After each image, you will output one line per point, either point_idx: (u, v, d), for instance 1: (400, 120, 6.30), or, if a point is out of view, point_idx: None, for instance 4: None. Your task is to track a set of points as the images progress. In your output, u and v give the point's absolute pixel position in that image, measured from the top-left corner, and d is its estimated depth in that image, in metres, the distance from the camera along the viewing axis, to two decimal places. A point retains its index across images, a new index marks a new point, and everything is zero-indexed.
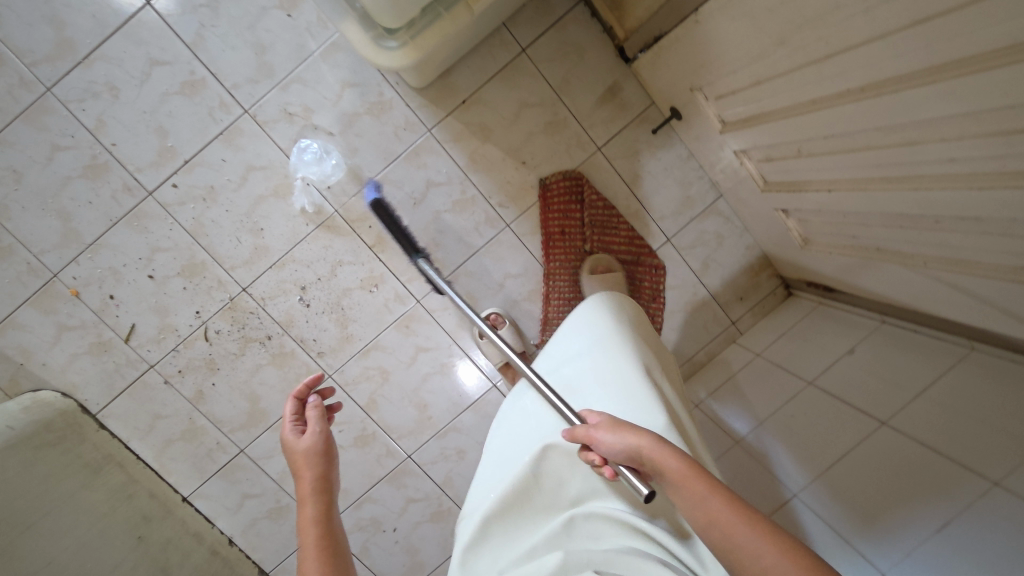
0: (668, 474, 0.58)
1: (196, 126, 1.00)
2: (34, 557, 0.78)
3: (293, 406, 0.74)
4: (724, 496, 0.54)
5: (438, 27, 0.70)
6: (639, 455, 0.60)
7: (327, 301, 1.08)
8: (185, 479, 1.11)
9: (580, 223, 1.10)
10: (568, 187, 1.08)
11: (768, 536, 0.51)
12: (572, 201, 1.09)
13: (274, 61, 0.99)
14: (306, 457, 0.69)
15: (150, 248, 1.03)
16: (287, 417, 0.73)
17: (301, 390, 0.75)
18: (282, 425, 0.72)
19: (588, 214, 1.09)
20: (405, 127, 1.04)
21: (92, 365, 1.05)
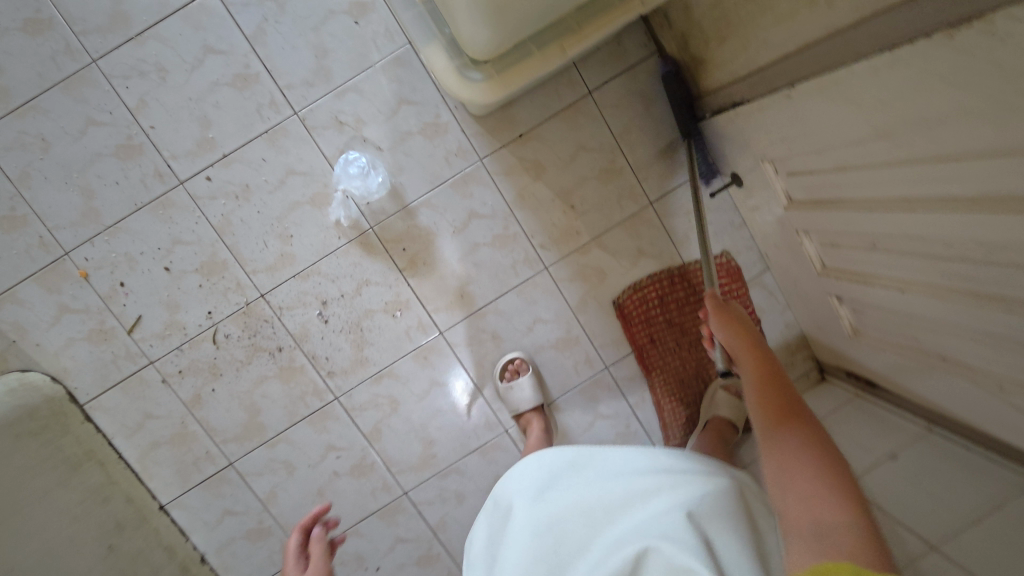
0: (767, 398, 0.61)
1: (241, 120, 0.96)
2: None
3: (297, 539, 0.79)
4: (805, 433, 0.56)
5: (527, 64, 0.67)
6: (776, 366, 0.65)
7: (346, 319, 1.03)
8: (166, 485, 1.04)
9: (665, 324, 1.08)
10: (641, 296, 1.07)
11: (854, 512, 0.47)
12: (650, 307, 1.07)
13: (332, 66, 0.96)
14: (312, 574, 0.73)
15: (171, 239, 0.97)
16: (291, 552, 0.78)
17: (303, 523, 0.79)
18: (286, 559, 0.77)
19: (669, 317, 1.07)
20: (457, 153, 1.00)
21: (89, 353, 0.99)
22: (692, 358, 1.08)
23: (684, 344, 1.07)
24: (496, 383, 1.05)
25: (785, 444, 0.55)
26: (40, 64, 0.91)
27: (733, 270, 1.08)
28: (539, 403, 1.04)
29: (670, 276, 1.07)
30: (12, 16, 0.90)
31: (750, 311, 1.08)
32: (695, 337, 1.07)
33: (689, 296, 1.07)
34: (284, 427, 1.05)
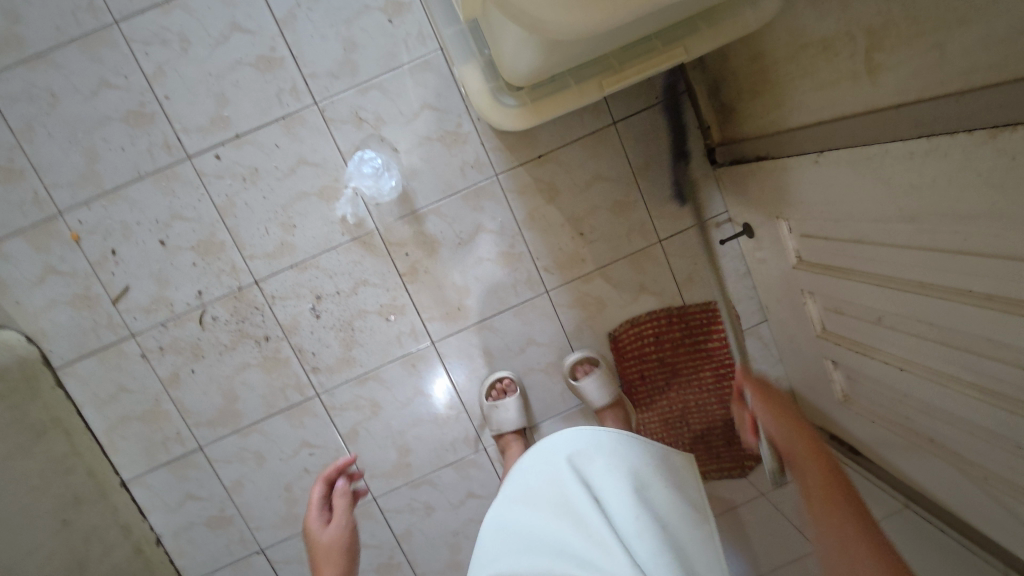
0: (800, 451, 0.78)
1: (259, 102, 0.93)
2: None
3: (321, 489, 0.86)
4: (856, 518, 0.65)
5: (562, 95, 0.67)
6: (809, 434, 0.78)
7: (338, 317, 1.01)
8: (130, 462, 1.01)
9: (658, 363, 1.06)
10: (638, 332, 1.05)
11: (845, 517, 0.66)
12: (645, 343, 1.06)
13: (360, 61, 0.94)
14: (328, 538, 0.78)
15: (171, 213, 0.95)
16: (314, 503, 0.84)
17: (326, 476, 0.86)
18: (311, 510, 0.82)
19: (663, 355, 1.05)
20: (473, 165, 0.99)
21: (70, 318, 0.96)
22: (680, 400, 1.06)
23: (673, 385, 1.06)
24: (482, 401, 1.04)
25: (844, 511, 0.67)
26: (59, 18, 0.89)
27: (731, 317, 1.07)
28: (521, 426, 1.03)
29: (669, 315, 1.05)
30: None
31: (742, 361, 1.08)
32: (686, 378, 1.05)
33: (685, 338, 1.05)
34: (261, 418, 1.03)
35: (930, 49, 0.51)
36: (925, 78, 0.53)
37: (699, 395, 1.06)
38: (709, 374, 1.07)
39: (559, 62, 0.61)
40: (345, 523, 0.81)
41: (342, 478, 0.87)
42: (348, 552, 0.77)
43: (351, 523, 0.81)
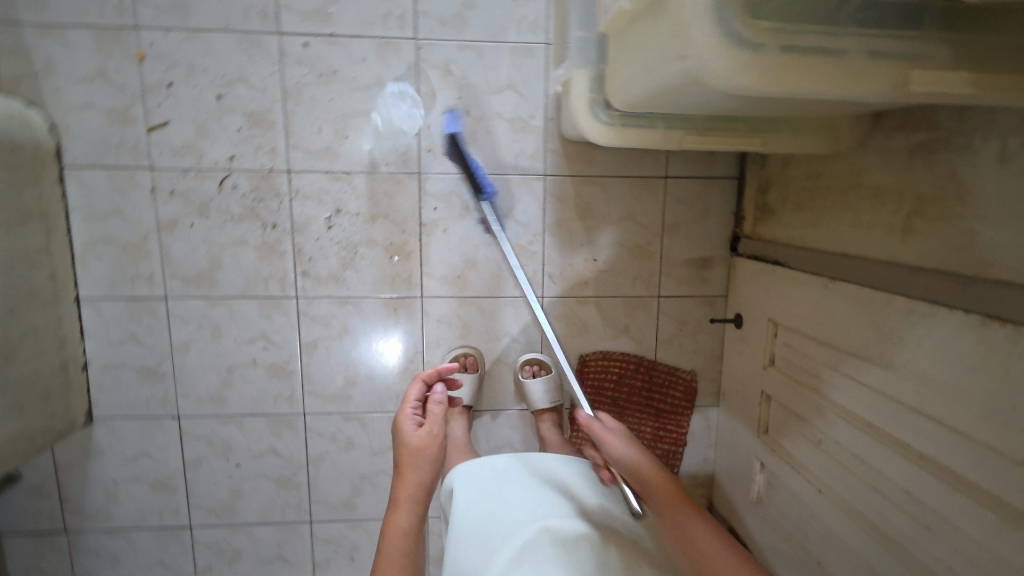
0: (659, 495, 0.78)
1: (365, 14, 0.96)
2: None
3: (419, 390, 0.92)
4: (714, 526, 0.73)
5: (647, 133, 0.68)
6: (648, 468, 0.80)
7: (348, 236, 1.04)
8: (92, 282, 1.01)
9: (610, 401, 1.12)
10: (605, 366, 1.11)
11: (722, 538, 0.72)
12: (608, 378, 1.11)
13: (472, 20, 0.98)
14: (416, 444, 0.87)
15: (238, 75, 0.96)
16: (409, 402, 0.91)
17: (425, 378, 0.94)
18: (405, 408, 0.90)
19: (618, 396, 1.11)
20: (529, 156, 1.03)
21: (99, 127, 0.96)
22: None
23: (616, 426, 1.12)
24: (443, 366, 1.08)
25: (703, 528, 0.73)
26: None
27: (689, 388, 1.12)
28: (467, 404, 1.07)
29: (638, 364, 1.11)
30: None
31: (683, 431, 1.13)
32: (629, 425, 1.12)
33: (641, 390, 1.12)
34: (234, 295, 1.04)
35: (962, 234, 0.58)
36: (947, 255, 0.60)
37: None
38: (649, 430, 1.13)
39: (661, 104, 0.64)
40: (434, 435, 0.87)
41: (439, 386, 0.93)
42: (438, 462, 0.87)
43: (436, 432, 0.88)
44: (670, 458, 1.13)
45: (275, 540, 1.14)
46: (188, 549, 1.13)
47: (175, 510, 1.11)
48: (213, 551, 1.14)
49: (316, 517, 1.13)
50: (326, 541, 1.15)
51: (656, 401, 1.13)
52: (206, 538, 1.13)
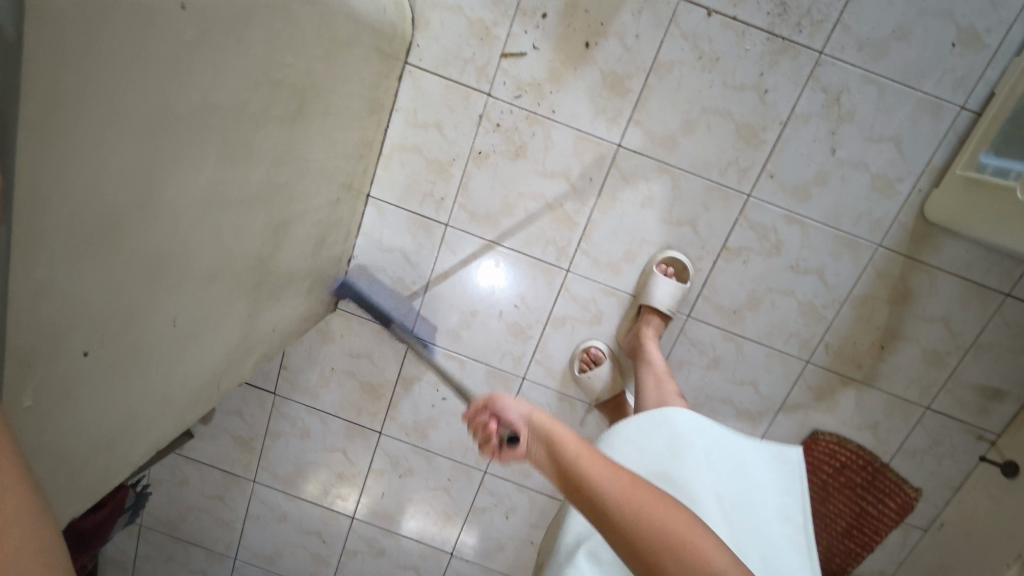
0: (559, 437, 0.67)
1: (783, 6, 0.84)
2: (297, 152, 0.66)
3: None
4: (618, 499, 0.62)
5: None
6: (539, 422, 0.70)
7: (645, 231, 0.97)
8: (387, 186, 1.00)
9: (820, 481, 1.05)
10: (831, 452, 1.03)
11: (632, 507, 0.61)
12: (828, 463, 1.04)
13: (892, 55, 0.84)
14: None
15: (618, 29, 0.87)
16: None
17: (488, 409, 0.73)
18: None
19: (832, 481, 1.05)
20: (873, 220, 0.92)
21: (457, 37, 0.90)
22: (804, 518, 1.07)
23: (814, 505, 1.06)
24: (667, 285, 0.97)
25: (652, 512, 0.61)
26: None
27: (905, 505, 1.03)
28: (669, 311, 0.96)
29: (866, 462, 1.03)
30: None
31: (876, 538, 1.06)
32: (828, 511, 1.06)
33: (856, 489, 1.04)
34: (510, 246, 1.01)
35: None
36: None
37: (816, 528, 1.08)
38: (842, 523, 1.06)
39: None
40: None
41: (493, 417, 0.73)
42: None
43: None
44: (849, 556, 1.08)
45: (447, 473, 1.18)
46: (370, 450, 1.18)
47: (373, 414, 1.15)
48: (390, 461, 1.19)
49: (491, 471, 1.16)
50: (491, 494, 1.18)
51: (869, 504, 1.05)
52: (389, 448, 1.17)
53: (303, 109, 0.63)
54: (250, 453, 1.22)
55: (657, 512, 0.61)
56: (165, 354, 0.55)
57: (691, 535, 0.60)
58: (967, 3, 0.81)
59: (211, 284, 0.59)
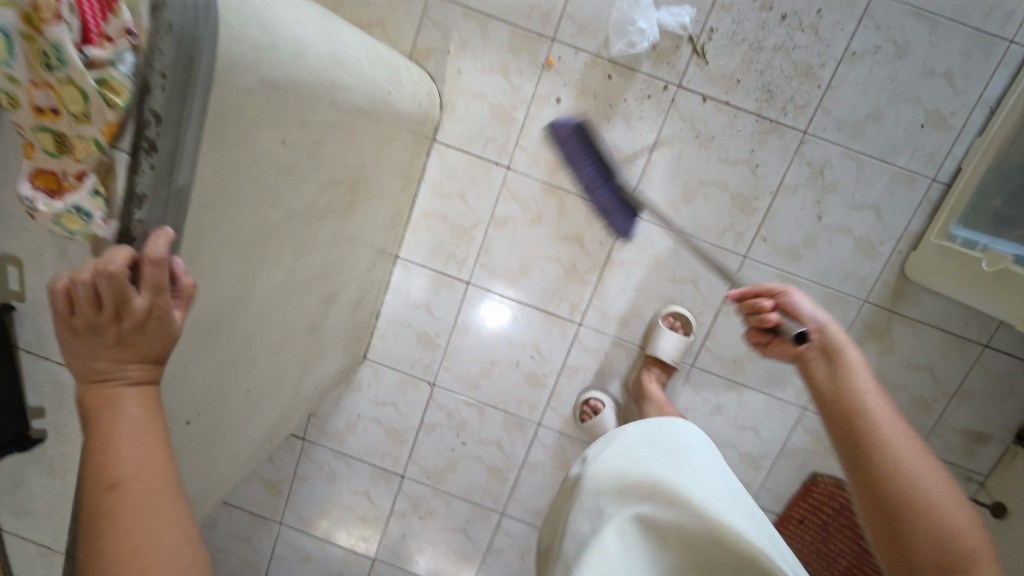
0: (847, 358, 0.60)
1: (769, 94, 0.95)
2: (348, 232, 0.76)
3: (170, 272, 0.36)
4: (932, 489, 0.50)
5: None
6: (831, 326, 0.63)
7: (651, 289, 1.06)
8: (415, 247, 1.09)
9: (822, 524, 1.07)
10: (831, 495, 1.06)
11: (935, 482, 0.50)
12: (829, 507, 1.06)
13: (868, 134, 0.95)
14: (112, 285, 0.32)
15: (624, 111, 0.98)
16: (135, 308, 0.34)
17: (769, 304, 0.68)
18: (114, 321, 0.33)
19: (834, 525, 1.05)
20: (858, 279, 1.01)
21: (481, 119, 1.01)
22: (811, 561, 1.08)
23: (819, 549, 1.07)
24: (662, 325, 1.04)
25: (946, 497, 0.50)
26: None
27: None
28: (671, 360, 1.03)
29: None
30: None
31: None
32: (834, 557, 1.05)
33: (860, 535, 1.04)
34: (527, 301, 1.09)
35: None
36: None
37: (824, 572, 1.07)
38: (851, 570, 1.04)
39: None
40: (167, 308, 0.35)
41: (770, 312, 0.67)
42: (90, 331, 0.34)
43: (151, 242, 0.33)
44: None
45: (465, 515, 1.23)
46: (392, 493, 1.24)
47: (396, 458, 1.22)
48: (411, 504, 1.25)
49: (508, 513, 1.22)
50: (508, 535, 1.23)
51: None
52: (411, 491, 1.24)
53: (356, 197, 0.73)
54: (279, 497, 1.28)
55: (918, 470, 0.51)
56: (235, 418, 0.63)
57: (936, 488, 0.50)
58: (933, 90, 0.92)
59: (276, 354, 0.67)
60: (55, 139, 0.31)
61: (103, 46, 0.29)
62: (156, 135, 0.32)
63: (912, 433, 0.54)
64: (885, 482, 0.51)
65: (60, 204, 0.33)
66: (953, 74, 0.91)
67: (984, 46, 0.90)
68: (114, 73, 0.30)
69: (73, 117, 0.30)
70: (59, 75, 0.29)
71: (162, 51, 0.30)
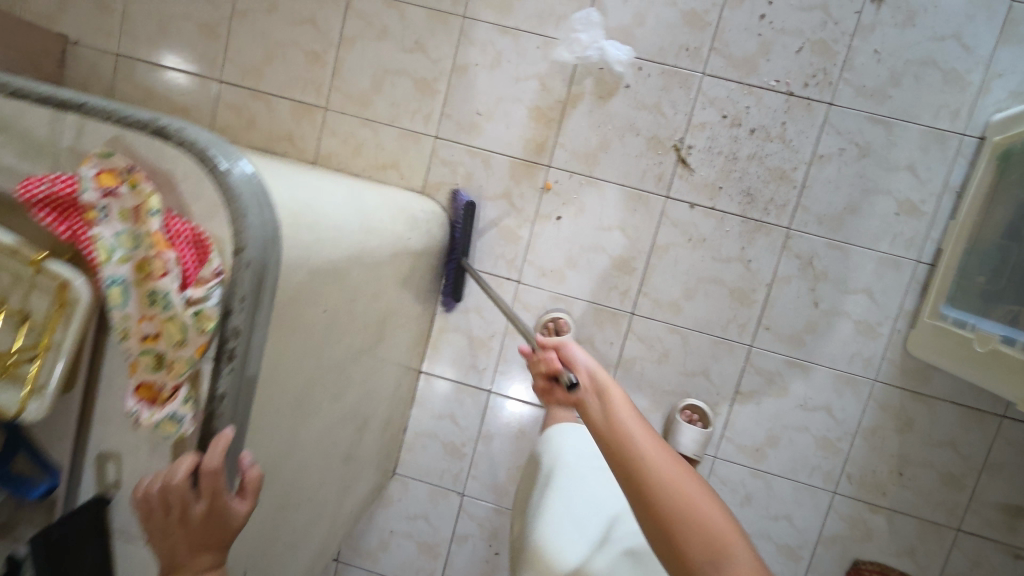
0: (612, 395, 0.63)
1: (749, 197, 1.04)
2: (376, 364, 0.82)
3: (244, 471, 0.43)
4: (711, 519, 0.50)
5: None
6: (601, 373, 0.67)
7: (665, 384, 1.10)
8: (436, 360, 1.15)
9: None
10: None
11: (727, 534, 0.50)
12: None
13: (848, 224, 1.03)
14: (181, 494, 0.40)
15: (619, 223, 1.07)
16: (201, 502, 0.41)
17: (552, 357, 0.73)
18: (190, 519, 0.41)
19: None
20: (864, 359, 1.04)
21: (488, 239, 1.11)
22: None
23: None
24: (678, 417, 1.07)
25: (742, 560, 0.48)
26: (667, 45, 1.03)
27: None
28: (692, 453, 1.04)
29: None
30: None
31: None
32: None
33: None
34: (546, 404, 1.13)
35: None
36: None
37: None
38: None
39: None
40: (227, 503, 0.42)
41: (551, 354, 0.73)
42: (178, 525, 0.40)
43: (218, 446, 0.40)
44: None
45: None
46: None
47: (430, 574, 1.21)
48: None
49: None
50: None
51: None
52: None
53: (383, 333, 0.81)
54: None
55: (697, 496, 0.52)
56: (282, 558, 0.66)
57: (710, 518, 0.50)
58: (900, 181, 1.01)
59: (317, 489, 0.71)
60: (156, 359, 0.40)
61: (198, 287, 0.39)
62: (236, 345, 0.41)
63: (682, 463, 0.55)
64: (638, 481, 0.53)
65: (159, 415, 0.40)
66: (916, 166, 1.00)
67: (939, 140, 0.99)
68: (206, 305, 0.39)
69: (173, 345, 0.40)
70: (163, 315, 0.39)
71: (242, 280, 0.40)
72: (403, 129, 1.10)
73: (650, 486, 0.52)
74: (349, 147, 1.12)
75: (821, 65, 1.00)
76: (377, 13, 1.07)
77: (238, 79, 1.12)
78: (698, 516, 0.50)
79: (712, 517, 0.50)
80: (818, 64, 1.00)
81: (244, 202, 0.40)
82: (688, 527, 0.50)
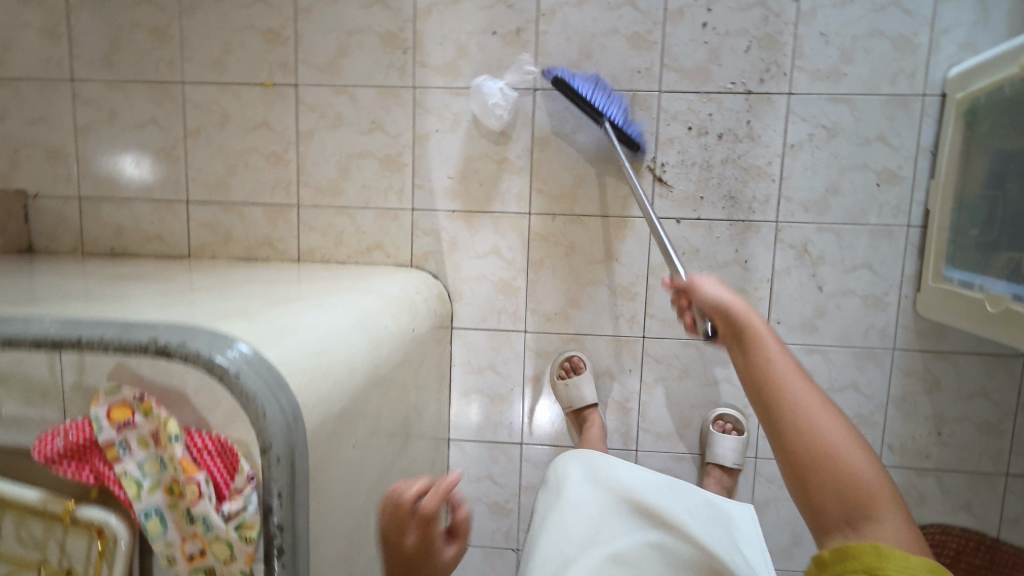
0: (750, 332, 0.73)
1: (732, 200, 1.05)
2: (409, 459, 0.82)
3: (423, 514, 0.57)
4: (864, 478, 0.60)
5: None
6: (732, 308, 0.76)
7: (692, 398, 1.10)
8: (463, 425, 1.15)
9: None
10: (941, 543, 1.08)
11: (875, 495, 0.59)
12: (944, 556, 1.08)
13: (833, 205, 1.03)
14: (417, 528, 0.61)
15: (611, 252, 1.07)
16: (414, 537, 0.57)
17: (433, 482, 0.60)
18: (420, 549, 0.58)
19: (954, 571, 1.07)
20: (879, 332, 1.05)
21: (487, 296, 1.11)
22: None
23: None
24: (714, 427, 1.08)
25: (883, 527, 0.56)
26: (619, 71, 1.03)
27: None
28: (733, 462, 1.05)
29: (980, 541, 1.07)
30: (628, 24, 1.02)
31: None
32: None
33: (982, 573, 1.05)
34: None
35: None
36: None
37: None
38: None
39: None
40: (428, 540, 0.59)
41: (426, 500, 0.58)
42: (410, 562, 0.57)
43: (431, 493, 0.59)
44: None
45: None
46: None
47: None
48: None
49: None
50: None
51: None
52: None
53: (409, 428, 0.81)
54: None
55: (853, 459, 0.61)
56: None
57: (867, 477, 0.60)
58: (873, 153, 1.01)
59: None
60: (206, 573, 0.42)
61: (234, 499, 0.40)
62: (283, 540, 0.42)
63: (840, 421, 0.64)
64: (807, 455, 0.62)
65: None
66: (886, 136, 1.01)
67: (902, 106, 1.00)
68: (246, 515, 0.40)
69: (221, 561, 0.41)
70: (204, 532, 0.41)
71: (276, 477, 0.40)
72: (379, 208, 1.10)
73: (818, 461, 0.61)
74: (329, 237, 1.11)
75: (772, 58, 1.01)
76: (327, 103, 1.07)
77: (205, 197, 1.12)
78: (855, 473, 0.60)
79: (870, 476, 0.60)
80: (769, 59, 1.01)
81: (262, 401, 0.40)
82: (847, 489, 0.59)
